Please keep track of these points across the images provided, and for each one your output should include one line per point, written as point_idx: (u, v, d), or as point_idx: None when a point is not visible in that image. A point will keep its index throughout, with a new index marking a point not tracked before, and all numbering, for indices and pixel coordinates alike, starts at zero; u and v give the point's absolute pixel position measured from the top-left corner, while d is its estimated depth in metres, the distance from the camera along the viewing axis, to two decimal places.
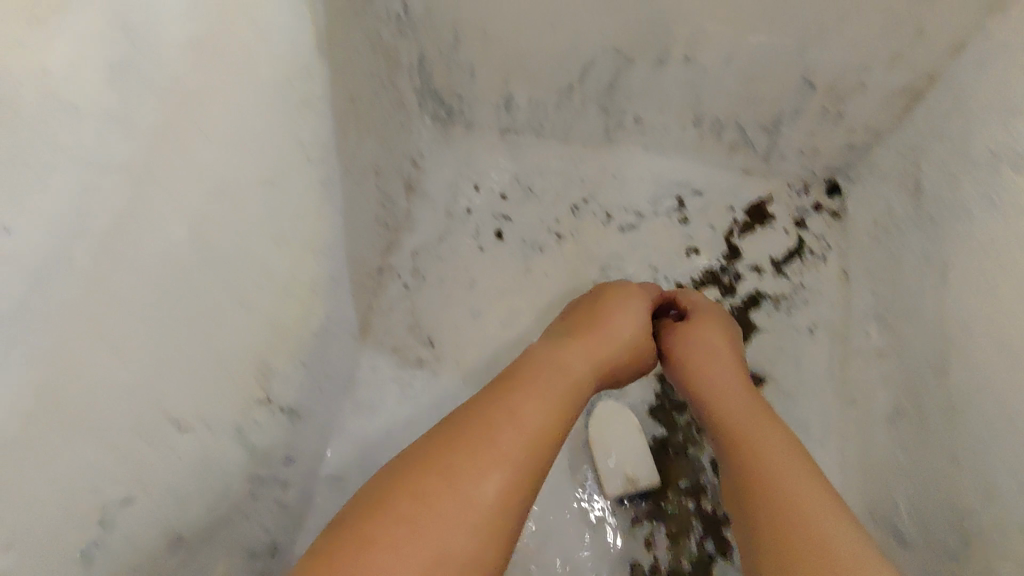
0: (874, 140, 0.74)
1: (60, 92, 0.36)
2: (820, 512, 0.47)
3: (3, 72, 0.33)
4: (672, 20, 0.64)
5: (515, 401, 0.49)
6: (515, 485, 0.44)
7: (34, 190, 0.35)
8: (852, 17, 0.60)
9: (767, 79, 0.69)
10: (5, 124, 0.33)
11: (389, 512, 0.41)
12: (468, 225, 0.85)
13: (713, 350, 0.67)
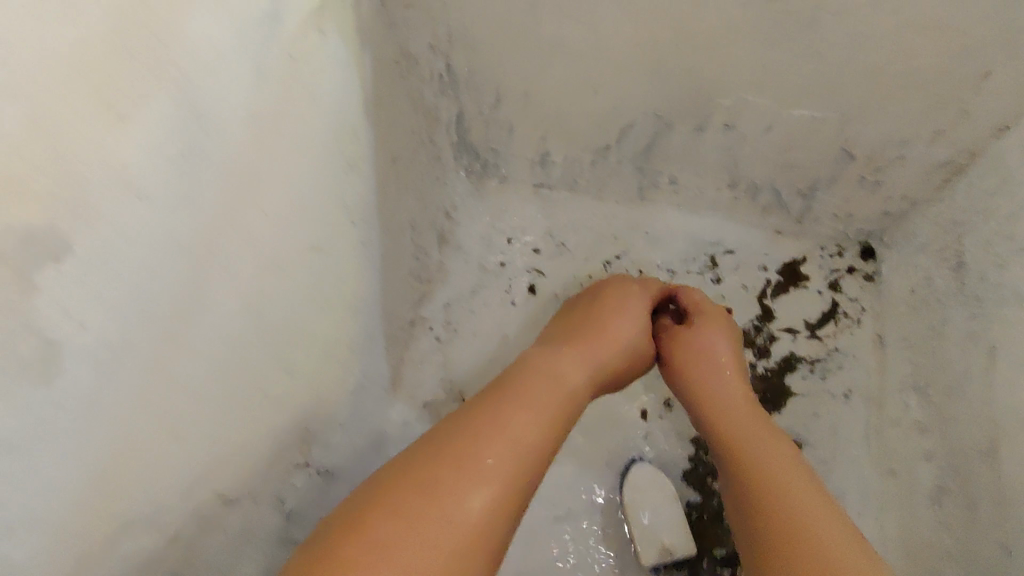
0: (912, 208, 0.73)
1: (141, 186, 0.34)
2: (821, 528, 0.47)
3: (87, 174, 0.31)
4: (716, 91, 0.64)
5: (503, 411, 0.48)
6: (502, 497, 0.43)
7: (110, 291, 0.34)
8: (898, 96, 0.60)
9: (806, 149, 0.69)
10: (91, 229, 0.32)
11: (374, 527, 0.40)
12: (502, 279, 0.85)
13: (709, 358, 0.68)
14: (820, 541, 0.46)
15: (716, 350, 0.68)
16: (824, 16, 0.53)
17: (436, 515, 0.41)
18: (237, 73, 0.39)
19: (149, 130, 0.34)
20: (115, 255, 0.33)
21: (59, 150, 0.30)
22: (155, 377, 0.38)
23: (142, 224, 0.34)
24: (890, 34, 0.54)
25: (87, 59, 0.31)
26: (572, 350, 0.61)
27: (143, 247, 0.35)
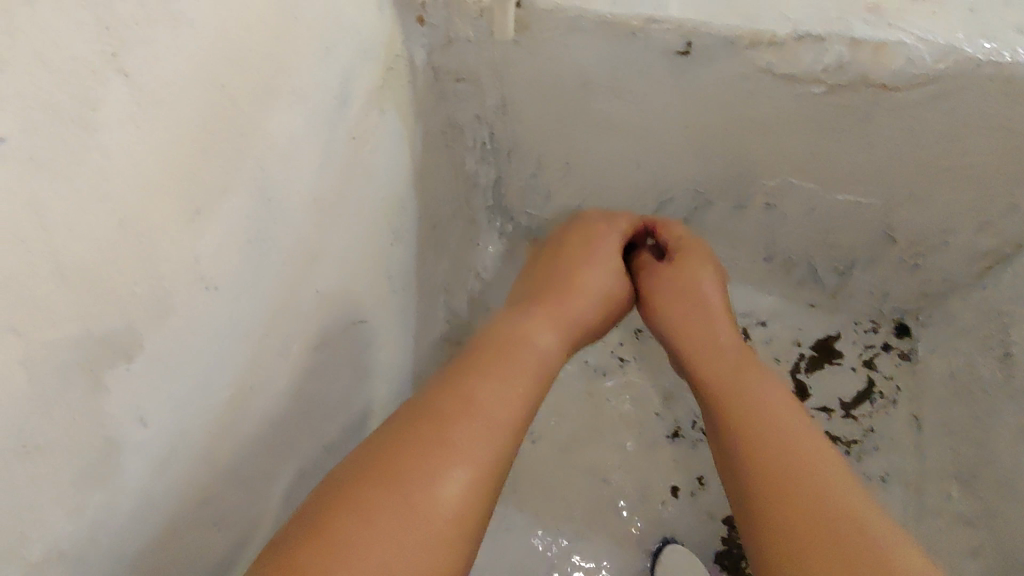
0: (950, 291, 0.73)
1: (209, 276, 0.33)
2: (806, 467, 0.44)
3: (160, 273, 0.30)
4: (759, 171, 0.64)
5: (468, 388, 0.45)
6: (478, 473, 0.41)
7: (173, 387, 0.32)
8: (945, 188, 0.60)
9: (846, 229, 0.69)
10: (161, 329, 0.30)
11: (336, 523, 0.37)
12: None
13: (687, 294, 0.65)
14: (801, 478, 0.43)
15: (696, 284, 0.65)
16: (878, 112, 0.54)
17: (406, 505, 0.38)
18: (298, 155, 0.39)
19: (222, 225, 0.33)
20: (181, 351, 0.32)
21: (138, 255, 0.28)
22: (204, 467, 0.37)
23: (204, 320, 0.33)
24: (945, 130, 0.54)
25: (174, 158, 0.29)
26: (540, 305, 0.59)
27: (206, 341, 0.34)
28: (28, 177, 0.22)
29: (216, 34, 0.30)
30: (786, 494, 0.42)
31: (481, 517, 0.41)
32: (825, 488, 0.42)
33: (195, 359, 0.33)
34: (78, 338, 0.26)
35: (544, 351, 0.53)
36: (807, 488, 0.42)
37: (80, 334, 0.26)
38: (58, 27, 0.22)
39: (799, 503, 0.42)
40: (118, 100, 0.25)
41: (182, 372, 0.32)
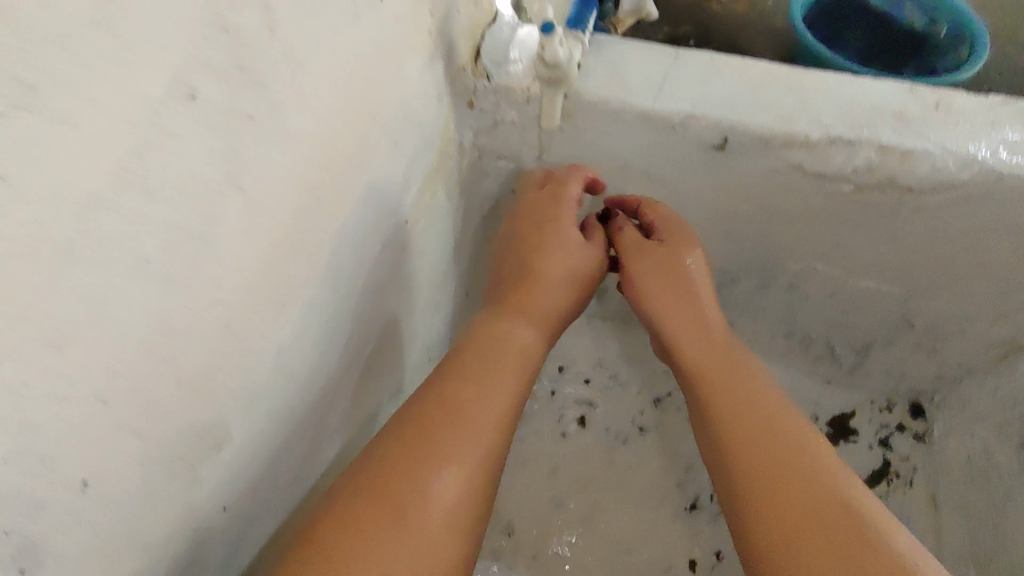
0: (965, 376, 0.74)
1: (281, 354, 0.35)
2: (796, 470, 0.43)
3: (247, 358, 0.32)
4: (784, 255, 0.67)
5: (452, 391, 0.45)
6: (468, 477, 0.42)
7: (241, 459, 0.34)
8: (963, 282, 0.62)
9: (865, 312, 0.71)
10: (243, 407, 0.32)
11: (333, 542, 0.37)
12: (552, 409, 0.80)
13: (671, 279, 0.56)
14: (793, 483, 0.42)
15: (674, 278, 0.56)
16: (901, 211, 0.57)
17: (404, 516, 0.39)
18: (363, 241, 0.42)
19: (288, 314, 0.35)
20: (250, 426, 0.34)
21: (220, 350, 0.29)
22: (242, 533, 0.38)
23: (264, 400, 0.34)
24: (965, 231, 0.57)
25: (266, 254, 0.31)
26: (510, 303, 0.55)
27: (263, 417, 0.35)
28: (166, 296, 0.24)
29: (312, 140, 0.32)
30: (776, 501, 0.42)
31: (478, 521, 0.42)
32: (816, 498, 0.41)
33: (259, 430, 0.35)
34: (184, 426, 0.28)
35: (519, 347, 0.51)
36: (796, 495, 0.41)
37: (185, 421, 0.28)
38: (196, 158, 0.23)
39: (791, 516, 0.41)
40: (229, 213, 0.27)
41: (243, 448, 0.34)
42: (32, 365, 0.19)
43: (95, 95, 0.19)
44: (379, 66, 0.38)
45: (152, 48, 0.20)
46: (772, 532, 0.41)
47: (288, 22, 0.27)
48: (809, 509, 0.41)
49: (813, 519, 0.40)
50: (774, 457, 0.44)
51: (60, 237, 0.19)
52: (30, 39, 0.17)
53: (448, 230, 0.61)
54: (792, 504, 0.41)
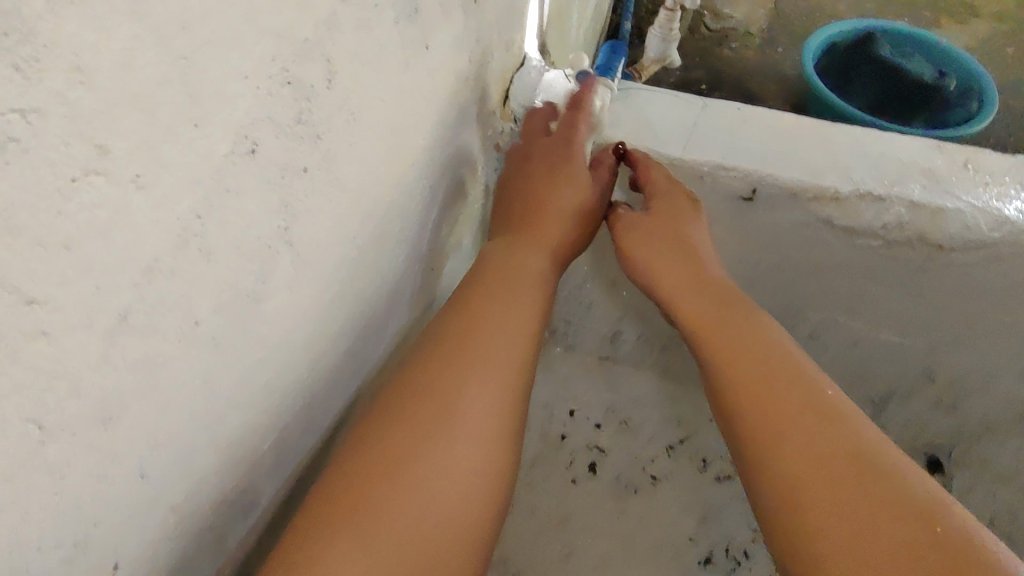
0: (984, 432, 0.68)
1: (303, 403, 0.33)
2: (809, 418, 0.40)
3: (272, 412, 0.30)
4: (808, 303, 0.64)
5: (475, 317, 0.44)
6: (497, 403, 0.40)
7: (241, 510, 0.32)
8: (992, 339, 0.60)
9: (887, 365, 0.67)
10: (257, 460, 0.31)
11: (344, 487, 0.35)
12: (562, 454, 0.76)
13: (670, 247, 0.53)
14: (802, 436, 0.40)
15: (681, 244, 0.52)
16: (929, 268, 0.56)
17: (412, 459, 0.37)
18: (387, 286, 0.40)
19: (314, 363, 0.33)
20: (257, 475, 0.31)
21: (252, 408, 0.28)
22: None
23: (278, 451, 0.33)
24: (995, 289, 0.56)
25: (303, 305, 0.29)
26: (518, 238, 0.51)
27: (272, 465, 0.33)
28: (212, 355, 0.23)
29: (356, 190, 0.31)
30: (788, 450, 0.40)
31: (498, 466, 0.39)
32: (841, 484, 0.37)
33: (266, 480, 0.33)
34: (200, 479, 0.26)
35: (527, 286, 0.47)
36: (811, 444, 0.39)
37: (199, 474, 0.25)
38: (252, 212, 0.23)
39: (812, 503, 0.37)
40: (278, 267, 0.26)
41: (250, 498, 0.32)
42: (80, 440, 0.18)
43: (164, 154, 0.18)
44: (420, 112, 0.37)
45: (222, 104, 0.20)
46: (782, 491, 0.39)
47: (343, 76, 0.27)
48: (822, 456, 0.38)
49: (827, 468, 0.38)
50: (782, 405, 0.42)
51: (120, 306, 0.18)
52: (110, 100, 0.16)
53: (462, 265, 0.58)
54: (806, 453, 0.39)
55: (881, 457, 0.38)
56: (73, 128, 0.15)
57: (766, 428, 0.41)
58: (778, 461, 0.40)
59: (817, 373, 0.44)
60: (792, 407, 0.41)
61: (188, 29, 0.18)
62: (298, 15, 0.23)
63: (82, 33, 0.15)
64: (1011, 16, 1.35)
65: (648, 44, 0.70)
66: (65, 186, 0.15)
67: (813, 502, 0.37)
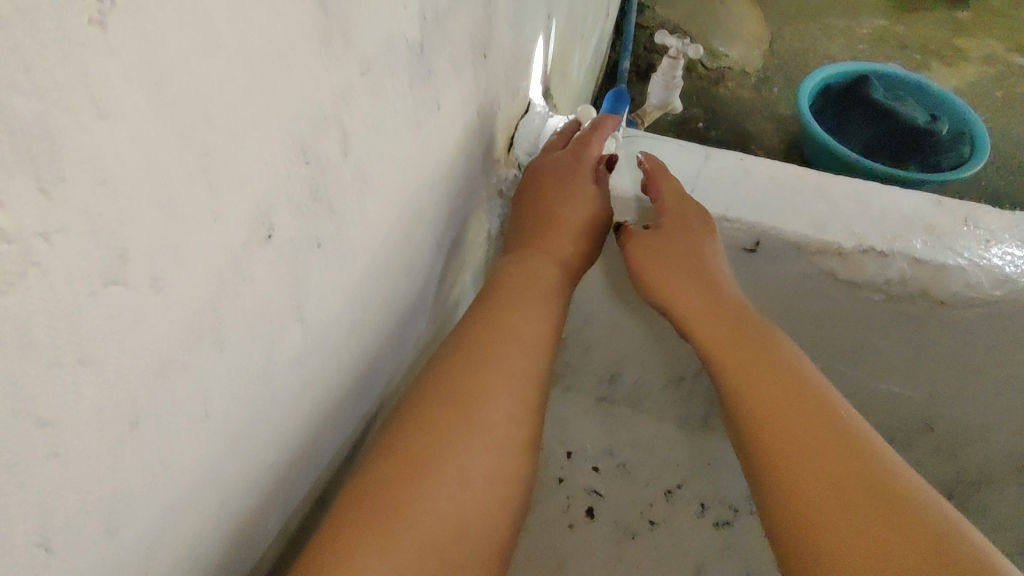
0: (984, 483, 0.67)
1: (291, 465, 0.32)
2: (820, 435, 0.41)
3: (262, 480, 0.29)
4: (808, 351, 0.62)
5: (500, 327, 0.44)
6: (520, 417, 0.42)
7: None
8: (991, 393, 0.60)
9: (886, 416, 0.66)
10: (242, 527, 0.30)
11: (377, 491, 0.36)
12: (559, 497, 0.72)
13: (688, 265, 0.50)
14: (820, 462, 0.39)
15: (699, 262, 0.50)
16: (930, 323, 0.56)
17: (435, 475, 0.37)
18: (386, 341, 0.39)
19: (309, 427, 0.32)
20: (239, 540, 0.30)
21: (243, 482, 0.27)
22: None
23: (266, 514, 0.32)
24: (994, 344, 0.56)
25: (305, 377, 0.28)
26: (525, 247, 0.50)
27: (258, 529, 0.32)
28: (216, 442, 0.22)
29: (365, 256, 0.31)
30: (798, 468, 0.40)
31: (516, 481, 0.40)
32: (858, 512, 0.37)
33: (245, 543, 0.32)
34: (182, 557, 0.24)
35: (544, 295, 0.47)
36: (821, 462, 0.39)
37: (181, 553, 0.24)
38: (265, 294, 0.22)
39: (831, 528, 0.37)
40: (288, 344, 0.25)
41: (229, 567, 0.31)
42: (79, 541, 0.17)
43: (184, 251, 0.17)
44: (428, 170, 0.37)
45: (242, 191, 0.19)
46: (799, 514, 0.39)
47: (358, 145, 0.27)
48: (832, 474, 0.39)
49: (837, 486, 0.38)
50: (792, 423, 0.42)
51: (131, 412, 0.17)
52: (133, 205, 0.15)
53: (461, 304, 0.57)
54: (815, 470, 0.39)
55: (898, 485, 0.38)
56: (92, 239, 0.14)
57: (785, 453, 0.41)
58: (786, 478, 0.40)
59: (833, 393, 0.44)
60: (811, 432, 0.41)
61: (212, 124, 0.17)
62: (318, 92, 0.22)
63: (109, 142, 0.14)
64: (999, 61, 1.38)
65: (651, 91, 0.71)
66: (82, 298, 0.15)
67: (831, 527, 0.37)
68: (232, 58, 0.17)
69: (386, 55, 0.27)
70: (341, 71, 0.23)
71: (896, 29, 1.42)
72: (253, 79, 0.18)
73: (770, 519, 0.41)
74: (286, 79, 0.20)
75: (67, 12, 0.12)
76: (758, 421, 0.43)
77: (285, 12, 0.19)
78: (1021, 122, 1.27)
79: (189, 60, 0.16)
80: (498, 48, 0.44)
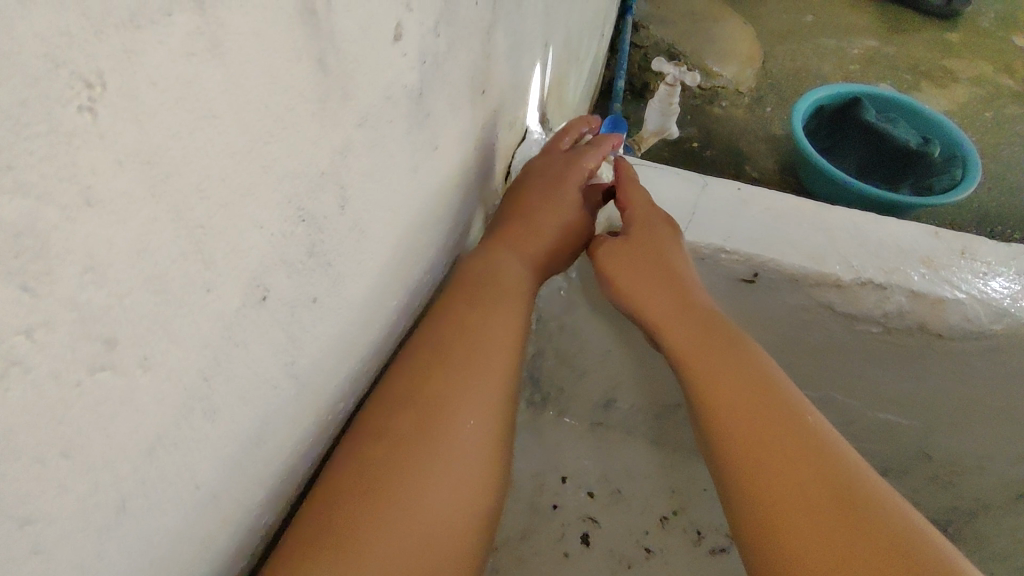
0: (982, 510, 0.65)
1: (280, 518, 0.31)
2: (790, 446, 0.38)
3: (253, 537, 0.28)
4: (804, 379, 0.62)
5: (458, 319, 0.38)
6: (483, 419, 0.36)
7: None
8: (987, 424, 0.59)
9: (882, 444, 0.65)
10: None
11: (325, 523, 0.31)
12: (553, 524, 0.67)
13: (653, 268, 0.47)
14: (786, 476, 0.37)
15: (666, 265, 0.47)
16: (929, 354, 0.56)
17: (392, 495, 0.32)
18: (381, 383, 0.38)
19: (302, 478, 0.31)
20: None
21: (232, 544, 0.26)
22: None
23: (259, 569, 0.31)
24: (991, 376, 0.56)
25: (296, 432, 0.27)
26: (501, 239, 0.45)
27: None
28: (203, 513, 0.22)
29: (361, 304, 0.30)
30: (767, 481, 0.37)
31: (489, 498, 0.35)
32: (823, 529, 0.34)
33: None
34: None
35: (516, 287, 0.42)
36: (792, 476, 0.36)
37: None
38: (259, 357, 0.22)
39: (794, 545, 0.34)
40: (280, 403, 0.24)
41: None
42: None
43: (175, 328, 0.17)
44: (425, 210, 0.36)
45: (236, 259, 0.19)
46: (764, 529, 0.36)
47: (356, 196, 0.26)
48: (802, 488, 0.36)
49: (807, 502, 0.35)
50: (761, 432, 0.39)
51: (118, 499, 0.17)
52: (121, 291, 0.15)
53: None
54: (785, 485, 0.36)
55: (865, 501, 0.35)
56: (81, 332, 0.14)
57: (750, 463, 0.38)
58: (753, 493, 0.37)
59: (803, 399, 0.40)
60: (778, 443, 0.38)
61: (205, 196, 0.17)
62: (316, 151, 0.22)
63: (96, 230, 0.14)
64: (988, 82, 1.40)
65: (647, 117, 0.71)
66: (68, 393, 0.14)
67: (795, 544, 0.34)
68: (226, 129, 0.17)
69: (384, 104, 0.26)
70: (339, 125, 0.23)
71: (887, 50, 1.43)
72: (247, 145, 0.18)
73: (740, 534, 0.38)
74: (283, 142, 0.20)
75: (58, 106, 0.12)
76: (722, 429, 0.40)
77: (283, 78, 0.19)
78: (1011, 143, 1.28)
79: (183, 137, 0.15)
80: (496, 84, 0.43)
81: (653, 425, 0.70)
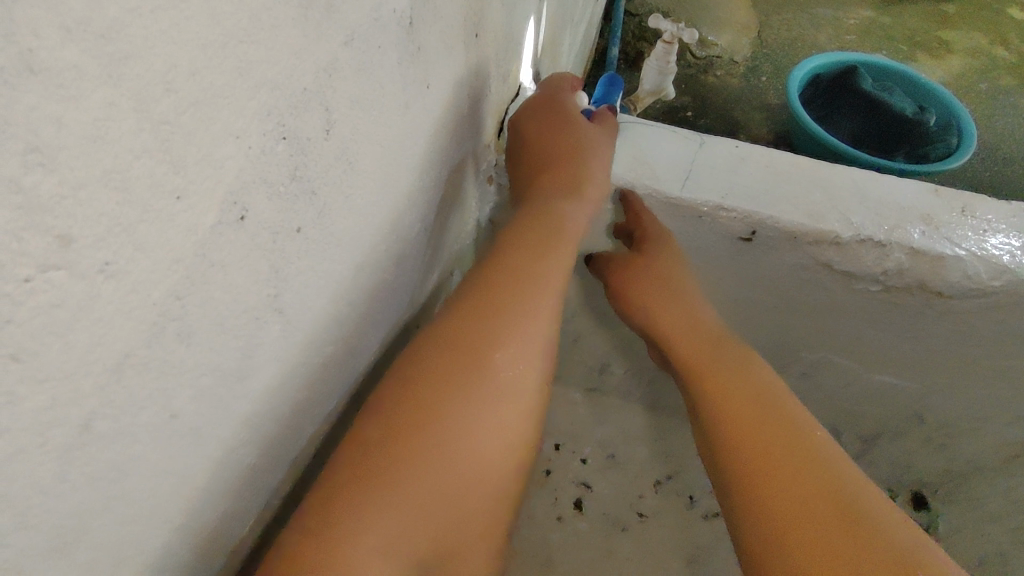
0: (973, 471, 0.65)
1: (269, 470, 0.30)
2: (791, 455, 0.39)
3: (238, 485, 0.27)
4: (802, 339, 0.61)
5: (505, 277, 0.39)
6: (520, 389, 0.36)
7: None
8: (978, 386, 0.59)
9: (876, 404, 0.65)
10: (218, 533, 0.28)
11: (363, 456, 0.31)
12: (546, 489, 0.66)
13: (667, 294, 0.53)
14: (790, 475, 0.38)
15: (682, 285, 0.54)
16: (927, 313, 0.55)
17: (412, 450, 0.32)
18: (376, 337, 0.37)
19: (289, 429, 0.30)
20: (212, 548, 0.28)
21: (217, 488, 0.25)
22: None
23: (249, 521, 0.30)
24: (989, 336, 0.55)
25: (281, 376, 0.26)
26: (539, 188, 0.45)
27: (241, 537, 0.31)
28: (179, 446, 0.20)
29: (351, 244, 0.29)
30: (768, 487, 0.38)
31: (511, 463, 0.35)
32: (814, 523, 0.35)
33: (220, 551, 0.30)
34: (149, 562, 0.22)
35: (556, 234, 0.42)
36: (789, 485, 0.37)
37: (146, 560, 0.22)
38: (238, 284, 0.20)
39: (789, 537, 0.35)
40: (264, 340, 0.23)
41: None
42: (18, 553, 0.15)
43: (140, 233, 0.15)
44: (416, 152, 0.34)
45: (209, 168, 0.17)
46: (763, 529, 0.37)
47: (342, 123, 0.24)
48: (802, 497, 0.36)
49: (805, 510, 0.36)
50: (765, 447, 0.40)
51: (84, 414, 0.16)
52: (76, 181, 0.13)
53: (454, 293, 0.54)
54: (782, 491, 0.37)
55: (857, 502, 0.36)
56: (27, 220, 0.12)
57: (758, 467, 0.39)
58: (754, 505, 0.38)
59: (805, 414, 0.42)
60: (779, 451, 0.39)
61: (172, 90, 0.15)
62: (298, 64, 0.20)
63: (43, 104, 0.12)
64: (983, 53, 1.38)
65: (643, 76, 0.69)
66: (16, 289, 0.13)
67: (789, 537, 0.35)
68: (195, 15, 0.15)
69: (373, 26, 0.25)
70: (322, 40, 0.21)
71: (883, 20, 1.41)
72: (223, 36, 0.16)
73: (740, 536, 0.38)
74: (260, 46, 0.18)
75: None
76: (735, 437, 0.42)
77: None
78: (1006, 114, 1.27)
79: (144, 14, 0.14)
80: (490, 26, 0.41)
81: (649, 391, 0.69)
